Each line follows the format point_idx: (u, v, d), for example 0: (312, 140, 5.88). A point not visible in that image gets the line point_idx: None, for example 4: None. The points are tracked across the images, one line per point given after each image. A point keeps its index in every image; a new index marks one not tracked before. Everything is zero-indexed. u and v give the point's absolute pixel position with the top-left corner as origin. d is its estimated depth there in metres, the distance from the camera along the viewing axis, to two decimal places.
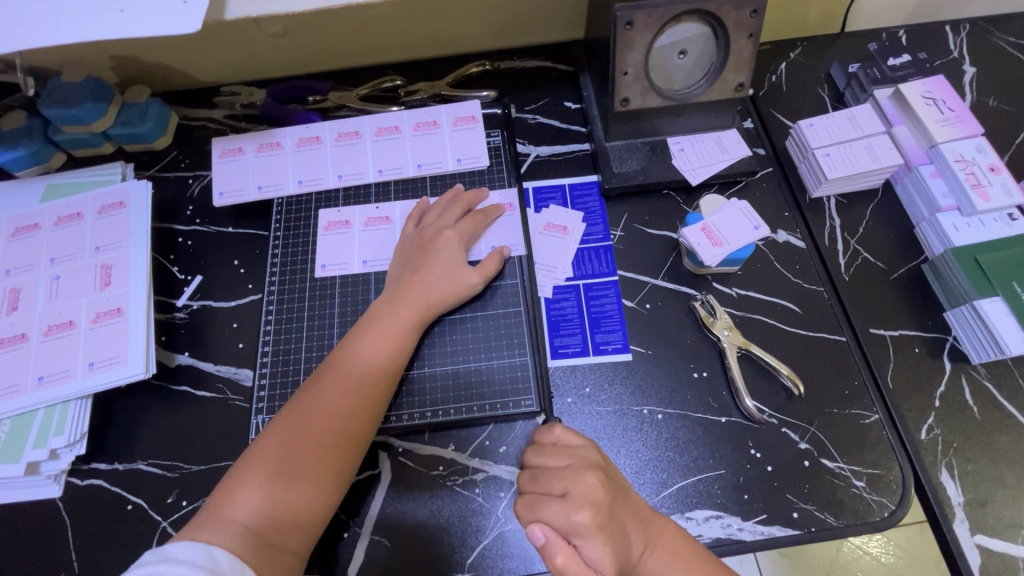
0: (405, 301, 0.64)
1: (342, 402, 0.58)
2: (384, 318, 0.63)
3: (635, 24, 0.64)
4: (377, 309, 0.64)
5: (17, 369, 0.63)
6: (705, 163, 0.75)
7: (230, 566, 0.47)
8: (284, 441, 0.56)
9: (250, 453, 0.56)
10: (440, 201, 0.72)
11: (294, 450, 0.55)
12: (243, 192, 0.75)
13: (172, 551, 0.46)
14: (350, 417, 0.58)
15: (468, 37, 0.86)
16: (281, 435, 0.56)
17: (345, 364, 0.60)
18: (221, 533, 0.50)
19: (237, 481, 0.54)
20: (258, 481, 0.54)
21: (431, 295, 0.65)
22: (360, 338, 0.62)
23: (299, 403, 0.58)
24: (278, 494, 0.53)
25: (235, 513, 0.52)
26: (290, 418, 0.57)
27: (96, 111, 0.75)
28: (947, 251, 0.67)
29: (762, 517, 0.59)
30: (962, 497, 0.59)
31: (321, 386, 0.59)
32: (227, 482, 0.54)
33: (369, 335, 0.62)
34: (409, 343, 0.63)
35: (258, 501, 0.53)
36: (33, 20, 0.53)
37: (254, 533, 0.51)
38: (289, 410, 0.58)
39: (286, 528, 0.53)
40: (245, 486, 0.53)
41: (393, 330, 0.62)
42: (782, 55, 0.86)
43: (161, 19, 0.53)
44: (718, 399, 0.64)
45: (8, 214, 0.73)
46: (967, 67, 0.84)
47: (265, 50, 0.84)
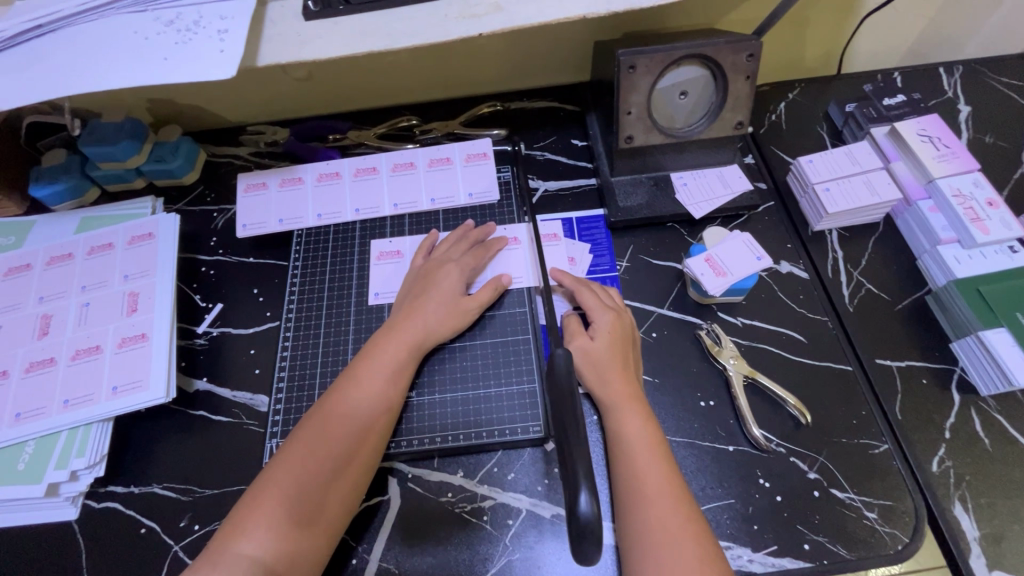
0: (404, 330, 0.65)
1: (342, 431, 0.58)
2: (381, 345, 0.64)
3: (638, 67, 0.68)
4: (375, 338, 0.66)
5: (44, 391, 0.66)
6: (708, 198, 0.78)
7: None
8: (286, 472, 0.56)
9: (252, 488, 0.56)
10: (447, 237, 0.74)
11: (297, 481, 0.55)
12: (265, 225, 0.79)
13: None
14: (351, 446, 0.58)
15: (481, 80, 0.92)
16: (283, 466, 0.56)
17: (342, 391, 0.61)
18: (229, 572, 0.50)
19: (242, 516, 0.53)
20: (262, 516, 0.53)
21: (429, 325, 0.66)
22: (358, 366, 0.63)
23: (298, 434, 0.59)
24: (283, 527, 0.53)
25: (240, 547, 0.52)
26: (290, 449, 0.57)
27: (131, 149, 0.80)
28: (950, 283, 0.68)
29: (773, 548, 0.58)
30: (977, 531, 0.59)
31: (321, 415, 0.59)
32: (231, 518, 0.54)
33: (367, 363, 0.63)
34: (408, 370, 0.64)
35: (264, 537, 0.52)
36: (85, 68, 0.58)
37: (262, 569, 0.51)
38: (289, 441, 0.58)
39: (292, 561, 0.52)
40: (250, 521, 0.53)
41: (391, 357, 0.64)
42: (781, 96, 0.90)
43: (201, 66, 0.58)
44: (725, 427, 0.65)
45: (44, 244, 0.77)
46: (961, 106, 0.87)
47: (291, 94, 0.90)
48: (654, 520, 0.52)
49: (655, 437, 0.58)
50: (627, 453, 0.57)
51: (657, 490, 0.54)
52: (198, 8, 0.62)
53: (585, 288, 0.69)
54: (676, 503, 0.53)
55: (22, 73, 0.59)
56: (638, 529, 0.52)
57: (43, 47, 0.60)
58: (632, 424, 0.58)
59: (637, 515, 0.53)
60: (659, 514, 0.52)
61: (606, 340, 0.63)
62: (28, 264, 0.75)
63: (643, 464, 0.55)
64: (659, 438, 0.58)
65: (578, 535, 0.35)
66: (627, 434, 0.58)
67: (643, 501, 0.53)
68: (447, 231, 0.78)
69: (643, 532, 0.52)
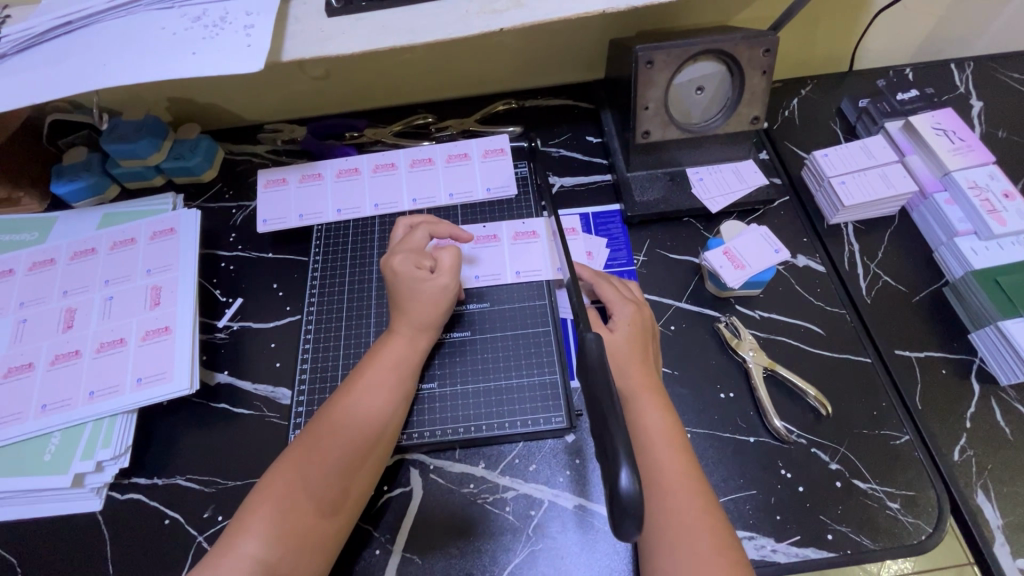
0: (407, 325, 0.65)
1: (348, 426, 0.58)
2: (387, 340, 0.65)
3: (656, 62, 0.69)
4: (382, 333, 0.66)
5: (69, 384, 0.66)
6: (724, 192, 0.78)
7: None
8: (293, 468, 0.56)
9: (261, 484, 0.56)
10: (410, 225, 0.72)
11: (305, 477, 0.55)
12: (285, 220, 0.79)
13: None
14: (359, 440, 0.58)
15: (496, 79, 0.93)
16: (291, 463, 0.56)
17: (350, 384, 0.61)
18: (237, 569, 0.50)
19: (250, 513, 0.54)
20: (270, 512, 0.54)
21: (428, 319, 0.66)
22: (365, 360, 0.64)
23: (313, 426, 0.59)
24: (292, 523, 0.53)
25: (252, 538, 0.52)
26: (297, 446, 0.58)
27: (152, 146, 0.81)
28: (968, 274, 0.68)
29: (796, 538, 0.58)
30: (1001, 520, 0.58)
31: (327, 410, 0.60)
32: (240, 513, 0.55)
33: (373, 358, 0.63)
34: (414, 363, 0.64)
35: (272, 533, 0.53)
36: (114, 63, 0.59)
37: (270, 565, 0.51)
38: (298, 438, 0.59)
39: (300, 556, 0.53)
40: (258, 517, 0.53)
41: (395, 352, 0.64)
42: (794, 92, 0.91)
43: (228, 60, 0.59)
44: (745, 419, 0.65)
45: (67, 239, 0.78)
46: (974, 101, 0.88)
47: (308, 92, 0.91)
48: (672, 511, 0.52)
49: (674, 429, 0.58)
50: (647, 443, 0.57)
51: (676, 482, 0.54)
52: (224, 5, 0.63)
53: (605, 281, 0.69)
54: (694, 495, 0.53)
55: (52, 69, 0.60)
56: (655, 520, 0.52)
57: (72, 44, 0.61)
58: (653, 415, 0.58)
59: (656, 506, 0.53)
60: (677, 505, 0.52)
61: (631, 330, 0.63)
62: (51, 259, 0.76)
63: (663, 456, 0.55)
64: (678, 430, 0.58)
65: (619, 512, 0.36)
66: (645, 425, 0.58)
67: (662, 491, 0.53)
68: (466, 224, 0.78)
69: (661, 523, 0.52)
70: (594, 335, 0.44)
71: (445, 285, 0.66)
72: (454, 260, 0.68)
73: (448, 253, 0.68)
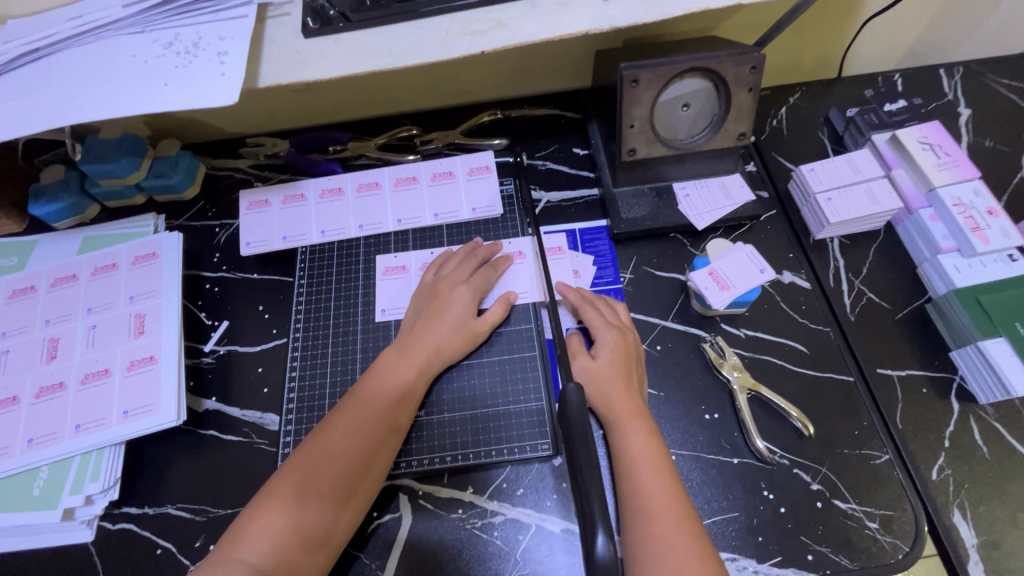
0: (416, 350, 0.66)
1: (350, 446, 0.59)
2: (387, 365, 0.66)
3: (641, 81, 0.67)
4: (388, 355, 0.67)
5: (55, 417, 0.66)
6: (711, 208, 0.78)
7: None
8: (295, 481, 0.57)
9: (260, 493, 0.57)
10: (438, 261, 0.75)
11: (306, 493, 0.56)
12: (269, 242, 0.79)
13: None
14: (358, 463, 0.59)
15: (481, 88, 0.91)
16: (292, 477, 0.57)
17: (356, 406, 0.62)
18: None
19: (247, 523, 0.54)
20: (266, 525, 0.54)
21: (441, 344, 0.67)
22: (363, 385, 0.65)
23: (308, 447, 0.59)
24: (287, 536, 0.54)
25: (240, 561, 0.52)
26: (299, 459, 0.58)
27: (131, 166, 0.80)
28: (950, 293, 0.69)
29: (777, 559, 0.60)
30: (976, 539, 0.60)
31: (331, 429, 0.60)
32: (231, 531, 0.54)
33: (381, 380, 0.65)
34: (412, 389, 0.65)
35: (267, 545, 0.53)
36: (85, 94, 0.58)
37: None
38: (300, 452, 0.59)
39: (292, 572, 0.53)
40: (254, 528, 0.54)
41: (398, 378, 0.65)
42: (782, 100, 0.90)
43: (203, 90, 0.57)
44: (729, 440, 0.66)
45: (47, 265, 0.77)
46: (962, 108, 0.87)
47: (289, 105, 0.89)
48: (658, 539, 0.53)
49: (660, 455, 0.59)
50: (631, 470, 0.58)
51: (663, 511, 0.54)
52: (196, 29, 0.61)
53: (591, 305, 0.70)
54: (681, 523, 0.53)
55: (21, 101, 0.58)
56: (642, 551, 0.53)
57: (40, 72, 0.60)
58: (636, 442, 0.59)
59: (641, 535, 0.54)
60: (663, 534, 0.53)
61: (614, 357, 0.65)
62: (32, 286, 0.75)
63: (647, 483, 0.56)
64: (665, 458, 0.59)
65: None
66: (631, 454, 0.59)
67: (647, 520, 0.54)
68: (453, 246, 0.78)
69: (645, 554, 0.52)
70: (575, 385, 0.46)
71: (482, 333, 0.70)
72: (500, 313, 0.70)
73: (500, 307, 0.70)
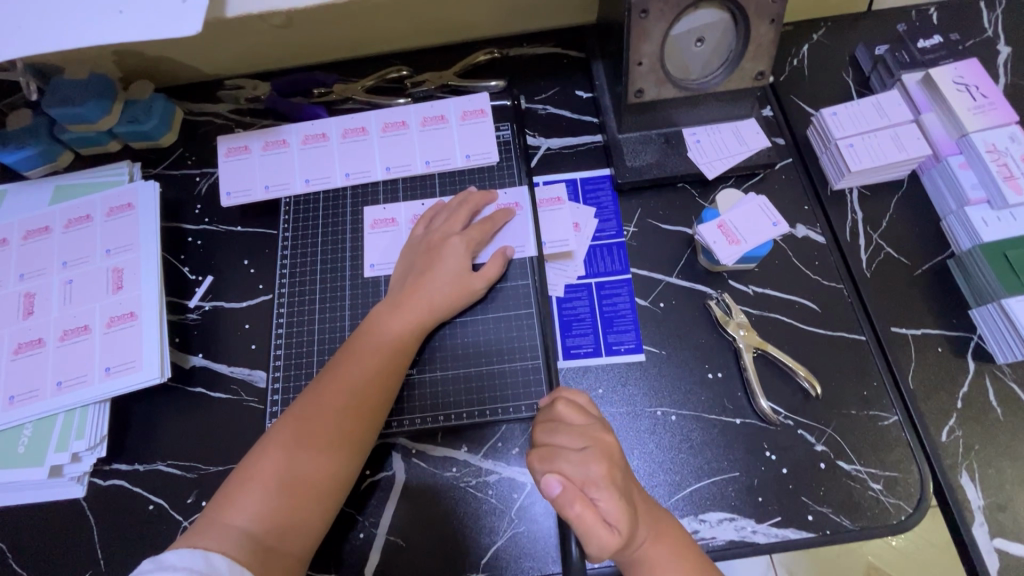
0: (408, 307, 0.63)
1: (340, 407, 0.57)
2: (378, 324, 0.63)
3: (651, 11, 0.60)
4: (381, 312, 0.64)
5: (36, 373, 0.65)
6: (722, 156, 0.73)
7: (230, 571, 0.47)
8: (284, 443, 0.55)
9: (252, 454, 0.56)
10: (430, 214, 0.70)
11: (295, 455, 0.55)
12: (250, 192, 0.74)
13: (172, 560, 0.45)
14: (348, 421, 0.57)
15: (474, 24, 0.83)
16: (280, 439, 0.55)
17: (345, 366, 0.60)
18: (219, 539, 0.50)
19: (237, 485, 0.53)
20: (255, 487, 0.53)
21: (434, 301, 0.64)
22: (353, 343, 0.62)
23: (299, 407, 0.58)
24: (278, 498, 0.53)
25: (233, 520, 0.51)
26: (290, 419, 0.57)
27: (100, 109, 0.74)
28: (975, 247, 0.65)
29: (777, 519, 0.58)
30: (982, 500, 0.58)
31: (321, 390, 0.58)
32: (223, 492, 0.54)
33: (372, 338, 0.62)
34: (406, 346, 0.62)
35: (257, 506, 0.52)
36: (32, 23, 0.52)
37: (255, 539, 0.50)
38: (289, 413, 0.58)
39: (286, 531, 0.52)
40: (244, 490, 0.53)
41: (389, 336, 0.62)
42: (804, 37, 0.82)
43: (162, 21, 0.52)
44: (732, 400, 0.63)
45: (19, 217, 0.73)
46: (1001, 46, 0.79)
47: (268, 42, 0.82)
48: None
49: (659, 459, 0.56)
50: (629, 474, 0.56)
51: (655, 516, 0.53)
52: None
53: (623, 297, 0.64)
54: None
55: None
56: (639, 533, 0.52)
57: None
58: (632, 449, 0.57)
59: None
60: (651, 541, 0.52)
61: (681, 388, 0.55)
62: (4, 239, 0.72)
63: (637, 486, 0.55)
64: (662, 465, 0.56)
65: None
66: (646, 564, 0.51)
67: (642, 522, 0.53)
68: (445, 198, 0.73)
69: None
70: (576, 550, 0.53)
71: (478, 286, 0.66)
72: (498, 264, 0.67)
73: (496, 260, 0.67)
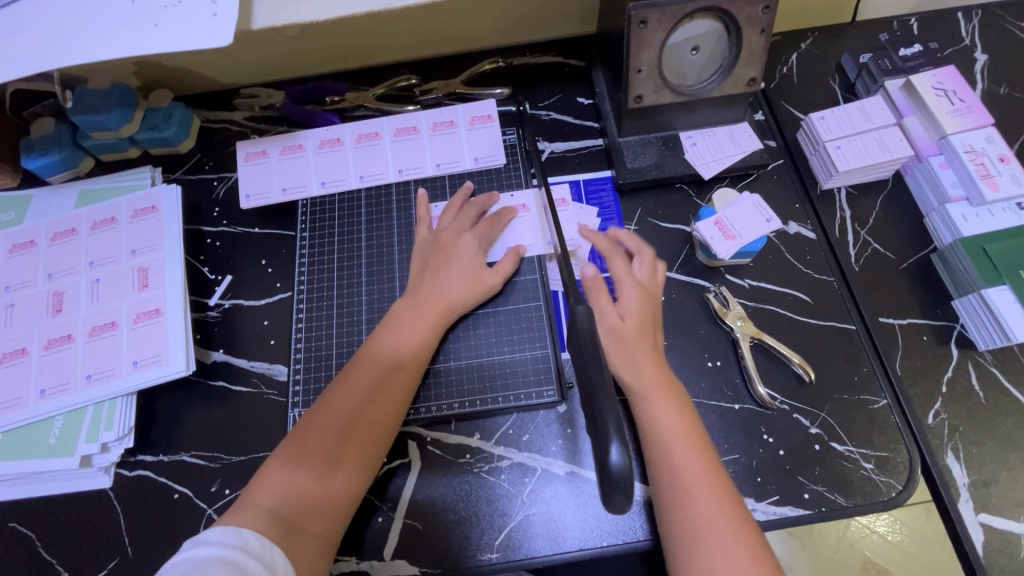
0: (426, 302, 0.67)
1: (362, 396, 0.60)
2: (401, 318, 0.66)
3: (650, 22, 0.64)
4: (402, 309, 0.67)
5: (64, 368, 0.67)
6: (718, 158, 0.77)
7: (260, 543, 0.50)
8: (311, 428, 0.58)
9: (280, 444, 0.59)
10: (451, 206, 0.74)
11: (322, 439, 0.58)
12: (268, 195, 0.78)
13: (208, 537, 0.49)
14: (371, 411, 0.60)
15: (480, 34, 0.88)
16: (308, 426, 0.59)
17: (368, 358, 0.63)
18: (251, 519, 0.52)
19: (267, 471, 0.56)
20: (285, 472, 0.56)
21: (451, 297, 0.67)
22: (377, 338, 0.65)
23: (327, 397, 0.61)
24: (306, 482, 0.56)
25: (263, 501, 0.54)
26: (318, 410, 0.60)
27: (122, 117, 0.77)
28: (956, 241, 0.69)
29: (774, 498, 0.62)
30: (966, 478, 0.62)
31: (344, 382, 0.62)
32: (256, 476, 0.56)
33: (396, 332, 0.65)
34: (427, 341, 0.65)
35: (282, 489, 0.55)
36: (75, 35, 0.55)
37: (283, 520, 0.53)
38: (316, 402, 0.61)
39: (311, 514, 0.55)
40: (273, 474, 0.56)
41: (411, 330, 0.65)
42: (793, 46, 0.87)
43: (194, 33, 0.55)
44: (731, 386, 0.67)
45: (45, 220, 0.76)
46: (978, 54, 0.84)
47: (282, 52, 0.85)
48: (689, 493, 0.54)
49: (687, 424, 0.58)
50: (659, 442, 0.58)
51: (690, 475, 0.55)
52: None
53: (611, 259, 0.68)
54: (710, 474, 0.55)
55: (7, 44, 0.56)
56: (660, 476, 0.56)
57: (22, 13, 0.57)
58: (663, 414, 0.59)
59: (675, 491, 0.55)
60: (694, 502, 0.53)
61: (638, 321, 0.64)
62: (32, 240, 0.75)
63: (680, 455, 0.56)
64: (692, 423, 0.59)
65: (609, 484, 0.40)
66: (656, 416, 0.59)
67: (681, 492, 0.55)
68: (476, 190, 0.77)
69: (675, 508, 0.55)
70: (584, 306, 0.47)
71: (491, 279, 0.69)
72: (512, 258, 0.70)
73: (508, 257, 0.70)
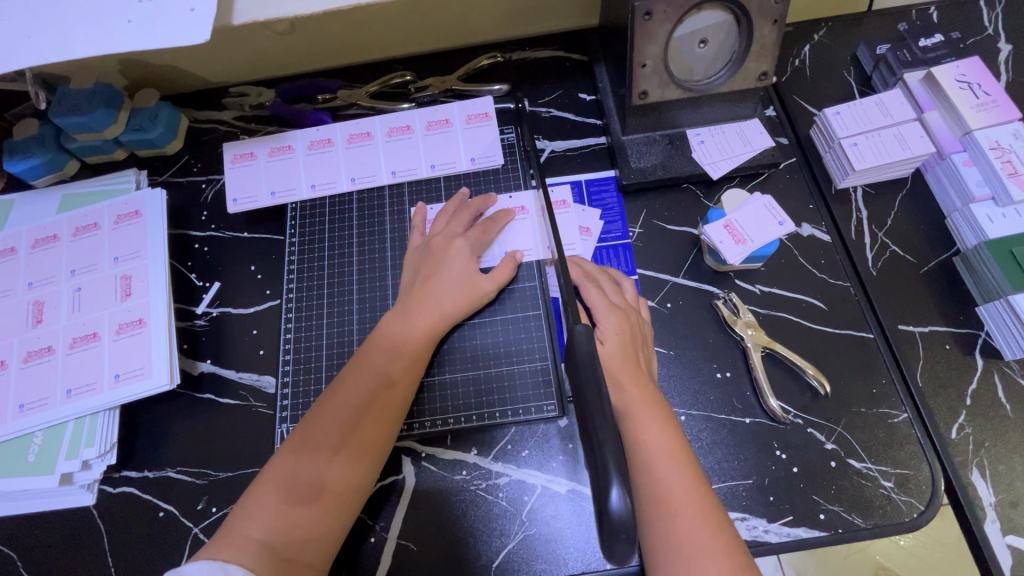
0: (419, 311, 0.63)
1: (353, 412, 0.57)
2: (390, 328, 0.63)
3: (655, 13, 0.60)
4: (391, 320, 0.64)
5: (45, 382, 0.65)
6: (727, 156, 0.73)
7: None
8: (298, 449, 0.55)
9: (266, 467, 0.56)
10: (445, 210, 0.71)
11: (310, 461, 0.55)
12: (257, 199, 0.75)
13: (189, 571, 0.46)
14: (361, 429, 0.57)
15: (477, 28, 0.84)
16: (295, 447, 0.56)
17: (357, 372, 0.60)
18: (238, 551, 0.49)
19: (253, 497, 0.53)
20: (272, 498, 0.53)
21: (446, 307, 0.64)
22: (365, 350, 0.62)
23: (314, 415, 0.57)
24: (295, 507, 0.52)
25: (251, 530, 0.51)
26: (305, 429, 0.57)
27: (106, 118, 0.74)
28: (981, 244, 0.65)
29: (788, 519, 0.58)
30: (993, 497, 0.58)
31: (333, 397, 0.58)
32: (242, 502, 0.53)
33: (386, 343, 0.62)
34: (418, 352, 0.62)
35: (271, 516, 0.52)
36: (43, 34, 0.52)
37: (273, 550, 0.50)
38: (303, 420, 0.58)
39: (303, 542, 0.52)
40: (260, 500, 0.53)
41: (402, 341, 0.62)
42: (806, 37, 0.83)
43: (169, 29, 0.52)
44: (742, 399, 0.63)
45: (27, 226, 0.73)
46: (1002, 44, 0.80)
47: (272, 49, 0.82)
48: (680, 533, 0.48)
49: (677, 442, 0.54)
50: (644, 460, 0.52)
51: (682, 499, 0.50)
52: None
53: (592, 282, 0.64)
54: (706, 514, 0.49)
55: None
56: (646, 494, 0.51)
57: None
58: (651, 431, 0.54)
59: (661, 535, 0.49)
60: (686, 526, 0.49)
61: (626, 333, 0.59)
62: (12, 247, 0.72)
63: (666, 475, 0.51)
64: (681, 441, 0.54)
65: (610, 534, 0.36)
66: (646, 442, 0.53)
67: (668, 513, 0.49)
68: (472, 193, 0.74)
69: (664, 551, 0.49)
70: (583, 327, 0.44)
71: (487, 287, 0.66)
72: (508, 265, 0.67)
73: (506, 264, 0.67)
